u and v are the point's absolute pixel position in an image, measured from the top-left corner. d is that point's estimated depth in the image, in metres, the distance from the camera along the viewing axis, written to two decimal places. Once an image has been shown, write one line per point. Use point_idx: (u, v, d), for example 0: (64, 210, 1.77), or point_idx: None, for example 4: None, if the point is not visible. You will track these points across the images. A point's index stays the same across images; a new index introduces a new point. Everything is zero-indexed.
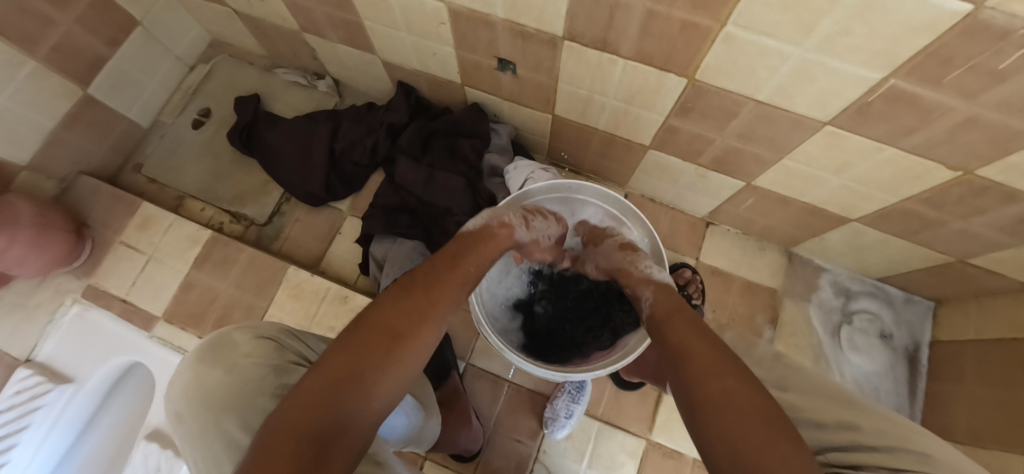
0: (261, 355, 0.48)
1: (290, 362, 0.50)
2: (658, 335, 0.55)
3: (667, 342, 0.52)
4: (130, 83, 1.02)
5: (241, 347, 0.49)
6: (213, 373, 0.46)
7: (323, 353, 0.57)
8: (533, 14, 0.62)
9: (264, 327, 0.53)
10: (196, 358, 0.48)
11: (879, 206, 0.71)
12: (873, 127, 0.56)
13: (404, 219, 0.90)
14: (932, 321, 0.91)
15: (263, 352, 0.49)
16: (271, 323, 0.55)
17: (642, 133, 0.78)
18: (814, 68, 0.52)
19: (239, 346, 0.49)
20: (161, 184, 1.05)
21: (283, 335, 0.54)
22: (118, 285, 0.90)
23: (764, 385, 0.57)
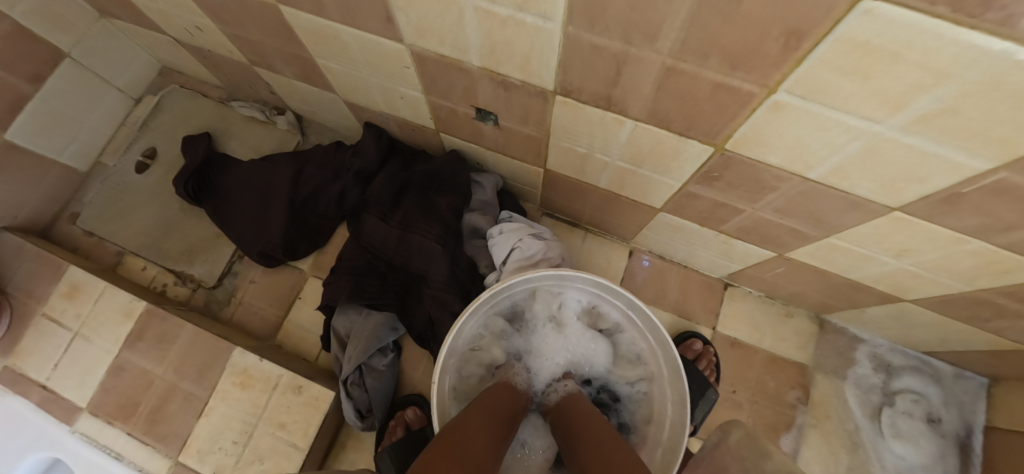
0: None
1: None
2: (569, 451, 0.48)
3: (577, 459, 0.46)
4: (61, 123, 0.89)
5: None
6: None
7: None
8: (517, 63, 0.48)
9: None
10: None
11: (945, 292, 0.57)
12: (961, 218, 0.43)
13: (373, 284, 0.76)
14: (986, 399, 0.77)
15: None
16: None
17: (652, 196, 0.64)
18: (892, 149, 0.38)
19: None
20: (99, 237, 0.92)
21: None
22: (39, 367, 0.77)
23: None
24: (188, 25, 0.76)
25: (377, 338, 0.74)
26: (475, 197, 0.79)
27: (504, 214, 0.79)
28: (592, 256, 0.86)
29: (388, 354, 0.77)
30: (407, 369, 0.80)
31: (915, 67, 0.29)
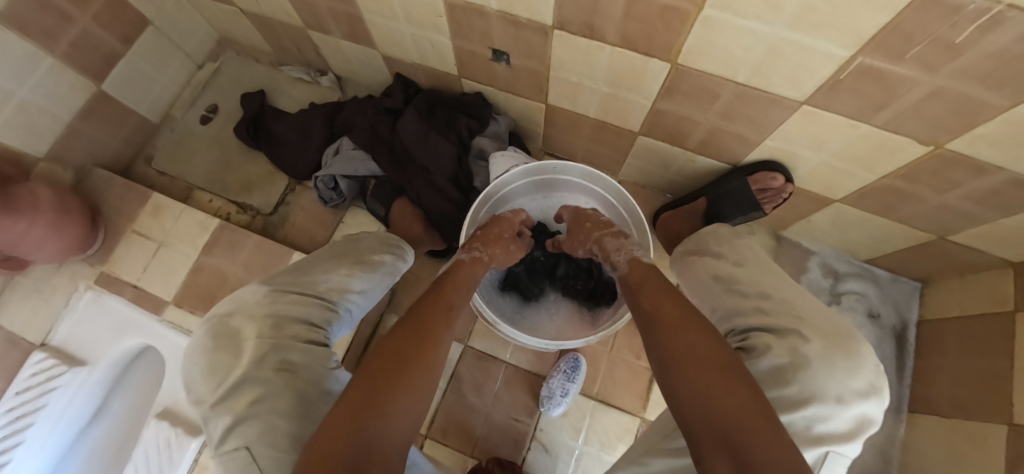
0: (259, 339, 0.58)
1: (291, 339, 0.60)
2: (635, 299, 0.61)
3: (642, 307, 0.59)
4: (141, 79, 1.06)
5: (244, 333, 0.59)
6: (225, 361, 0.57)
7: (316, 318, 0.65)
8: (525, 3, 0.65)
9: (259, 309, 0.63)
10: (211, 347, 0.60)
11: (860, 185, 0.74)
12: (848, 104, 0.60)
13: (388, 159, 0.96)
14: (918, 299, 0.94)
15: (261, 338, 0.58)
16: (266, 293, 0.65)
17: (630, 119, 0.81)
18: (786, 46, 0.55)
19: (241, 333, 0.60)
20: (170, 176, 1.09)
21: (267, 307, 0.63)
22: (130, 271, 0.94)
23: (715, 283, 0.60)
24: None
25: (366, 165, 0.97)
26: (490, 129, 0.95)
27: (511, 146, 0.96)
28: None
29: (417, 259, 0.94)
30: None
31: None
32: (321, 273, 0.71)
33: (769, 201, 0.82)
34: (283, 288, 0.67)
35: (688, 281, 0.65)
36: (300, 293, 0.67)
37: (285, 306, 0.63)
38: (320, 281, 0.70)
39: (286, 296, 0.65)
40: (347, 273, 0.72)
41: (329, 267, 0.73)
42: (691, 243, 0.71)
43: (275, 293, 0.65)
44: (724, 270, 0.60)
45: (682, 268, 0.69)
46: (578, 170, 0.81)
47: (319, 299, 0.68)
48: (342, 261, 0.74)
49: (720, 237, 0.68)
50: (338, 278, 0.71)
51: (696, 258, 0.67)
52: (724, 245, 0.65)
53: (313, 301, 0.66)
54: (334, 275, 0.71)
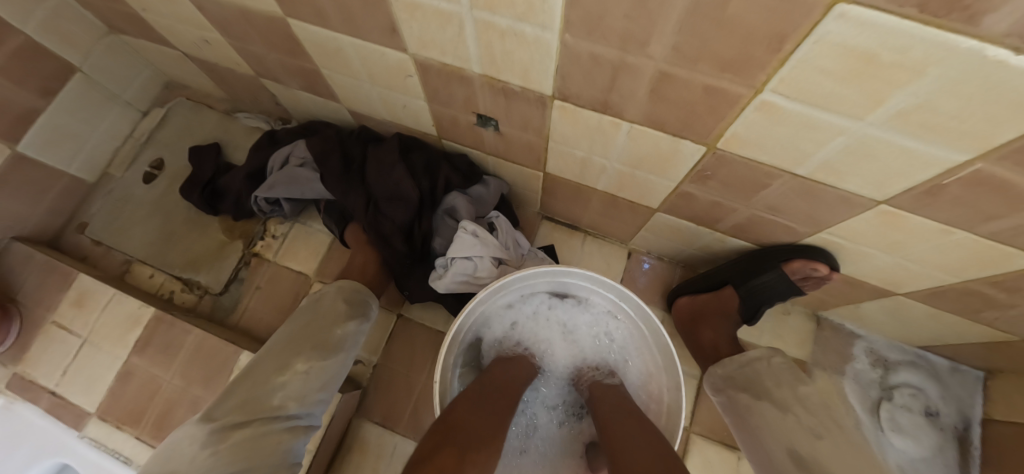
0: None
1: None
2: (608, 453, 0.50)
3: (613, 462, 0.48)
4: (70, 135, 0.91)
5: None
6: None
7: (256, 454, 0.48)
8: (516, 71, 0.50)
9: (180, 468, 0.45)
10: None
11: (937, 285, 0.59)
12: (944, 210, 0.45)
13: (339, 190, 0.77)
14: (982, 393, 0.79)
15: None
16: (193, 432, 0.48)
17: (648, 197, 0.66)
18: (877, 145, 0.40)
19: None
20: (106, 246, 0.93)
21: (205, 461, 0.46)
22: (48, 374, 0.78)
23: (787, 462, 0.51)
24: (196, 39, 0.78)
25: (310, 190, 0.81)
26: (474, 191, 0.77)
27: (492, 215, 0.78)
28: (592, 258, 0.87)
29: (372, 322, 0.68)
30: (411, 373, 0.81)
31: (889, 66, 0.32)
32: (274, 377, 0.54)
33: (811, 288, 0.66)
34: (224, 421, 0.49)
35: (752, 442, 0.57)
36: (247, 423, 0.50)
37: (229, 454, 0.47)
38: (270, 394, 0.53)
39: (229, 436, 0.48)
40: (304, 372, 0.56)
41: (280, 365, 0.56)
42: (735, 374, 0.65)
43: (214, 435, 0.48)
44: (808, 452, 0.51)
45: (737, 415, 0.61)
46: (583, 276, 0.64)
47: (272, 420, 0.51)
48: (297, 352, 0.57)
49: (781, 381, 0.60)
50: (293, 383, 0.55)
51: (755, 405, 0.59)
52: (788, 392, 0.58)
53: (265, 430, 0.50)
54: (287, 379, 0.54)
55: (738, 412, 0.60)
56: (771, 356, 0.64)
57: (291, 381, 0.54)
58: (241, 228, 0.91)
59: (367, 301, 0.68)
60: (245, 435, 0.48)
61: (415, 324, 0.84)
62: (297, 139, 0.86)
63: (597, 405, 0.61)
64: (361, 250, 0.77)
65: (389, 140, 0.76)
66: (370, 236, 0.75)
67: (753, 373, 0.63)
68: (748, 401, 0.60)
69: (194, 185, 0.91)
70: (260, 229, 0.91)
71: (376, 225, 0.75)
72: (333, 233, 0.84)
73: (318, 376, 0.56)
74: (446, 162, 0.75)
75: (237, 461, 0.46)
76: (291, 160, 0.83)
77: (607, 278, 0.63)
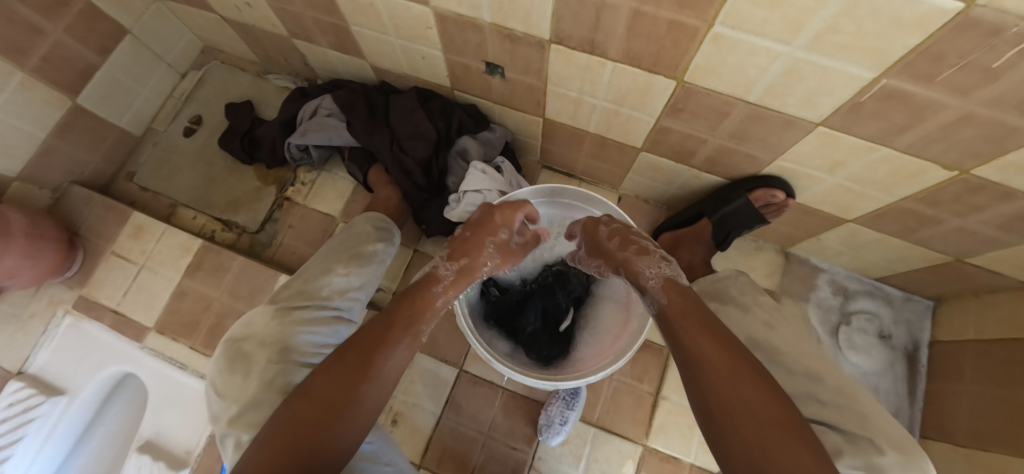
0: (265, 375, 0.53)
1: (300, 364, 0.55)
2: (669, 334, 0.57)
3: (680, 344, 0.54)
4: (122, 91, 1.02)
5: (251, 361, 0.55)
6: (235, 382, 0.54)
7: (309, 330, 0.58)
8: (521, 17, 0.61)
9: (256, 335, 0.57)
10: (222, 372, 0.55)
11: (876, 206, 0.70)
12: (867, 126, 0.55)
13: (364, 130, 0.88)
14: (931, 318, 0.91)
15: (264, 375, 0.53)
16: (259, 310, 0.60)
17: (633, 135, 0.76)
18: (806, 67, 0.51)
19: (249, 360, 0.55)
20: (152, 192, 1.04)
21: (272, 329, 0.57)
22: (110, 295, 0.89)
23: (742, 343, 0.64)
24: (237, 2, 0.89)
25: (338, 135, 0.91)
26: (483, 136, 0.88)
27: (499, 158, 0.88)
28: None
29: (395, 244, 0.77)
30: None
31: None
32: (320, 277, 0.65)
33: (774, 216, 0.77)
34: (283, 304, 0.60)
35: None
36: (301, 307, 0.60)
37: (290, 326, 0.58)
38: (319, 288, 0.63)
39: (290, 314, 0.59)
40: (345, 273, 0.66)
41: (325, 268, 0.66)
42: (706, 287, 0.74)
43: (276, 313, 0.59)
44: (762, 337, 0.63)
45: None
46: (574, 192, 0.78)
47: (322, 307, 0.62)
48: (339, 259, 0.68)
49: (745, 290, 0.71)
50: (337, 281, 0.65)
51: (723, 310, 0.70)
52: (749, 298, 0.69)
53: (317, 312, 0.61)
54: (332, 278, 0.65)
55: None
56: (738, 275, 0.74)
57: (334, 280, 0.65)
58: (274, 176, 1.02)
59: (388, 223, 0.78)
60: (301, 314, 0.59)
61: (429, 257, 0.95)
62: (323, 93, 0.97)
63: (676, 319, 0.56)
64: (384, 185, 0.89)
65: (410, 89, 0.88)
66: (393, 175, 0.88)
67: (722, 285, 0.73)
68: (716, 307, 0.71)
69: (233, 136, 1.02)
70: (291, 176, 1.01)
71: (399, 161, 0.86)
72: (357, 178, 0.95)
73: (356, 278, 0.67)
74: (459, 107, 0.86)
75: (295, 332, 0.57)
76: (320, 111, 0.93)
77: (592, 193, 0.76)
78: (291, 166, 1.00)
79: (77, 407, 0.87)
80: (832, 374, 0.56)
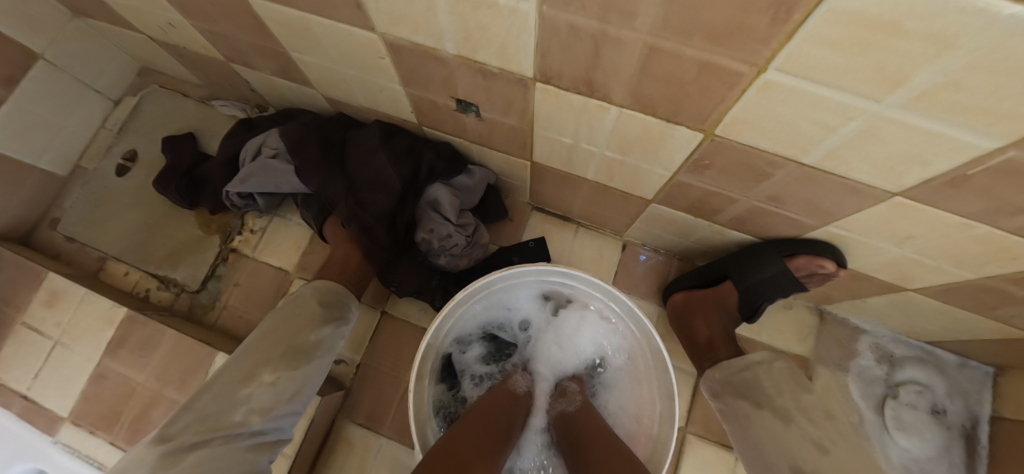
0: None
1: None
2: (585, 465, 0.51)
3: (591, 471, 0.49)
4: (40, 126, 0.86)
5: None
6: None
7: None
8: (493, 50, 0.45)
9: None
10: None
11: (949, 280, 0.55)
12: (965, 202, 0.40)
13: (313, 176, 0.71)
14: (991, 390, 0.76)
15: None
16: (143, 450, 0.45)
17: (641, 186, 0.61)
18: (894, 128, 0.36)
19: None
20: (80, 243, 0.89)
21: None
22: (20, 376, 0.75)
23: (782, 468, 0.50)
24: (160, 22, 0.73)
25: (287, 182, 0.76)
26: (460, 181, 0.73)
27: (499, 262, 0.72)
28: (585, 251, 0.83)
29: (348, 325, 0.64)
30: (396, 371, 0.78)
31: (917, 36, 0.27)
32: (236, 390, 0.50)
33: (816, 284, 0.62)
34: (178, 442, 0.45)
35: (751, 452, 0.54)
36: (203, 443, 0.45)
37: None
38: (232, 409, 0.49)
39: (185, 457, 0.44)
40: (271, 383, 0.52)
41: (245, 376, 0.52)
42: (732, 377, 0.61)
43: (166, 457, 0.44)
44: (812, 467, 0.49)
45: (737, 425, 0.57)
46: (577, 276, 0.61)
47: (232, 438, 0.47)
48: (264, 361, 0.53)
49: (781, 385, 0.57)
50: (259, 394, 0.51)
51: (755, 414, 0.55)
52: (789, 399, 0.55)
53: (226, 447, 0.46)
54: (252, 392, 0.50)
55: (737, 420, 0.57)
56: (772, 360, 0.60)
57: (254, 394, 0.50)
58: (219, 223, 0.88)
59: (335, 290, 0.65)
60: (203, 455, 0.44)
61: (398, 320, 0.80)
62: (272, 127, 0.81)
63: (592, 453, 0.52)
64: (342, 243, 0.74)
65: (370, 125, 0.72)
66: (353, 231, 0.71)
67: (752, 376, 0.60)
68: (746, 408, 0.57)
69: (170, 178, 0.86)
70: (237, 223, 0.87)
71: (356, 215, 0.71)
72: (312, 227, 0.80)
73: (286, 387, 0.53)
74: (429, 148, 0.71)
75: None
76: (264, 151, 0.77)
77: (596, 277, 0.60)
78: (236, 212, 0.86)
79: None
80: None
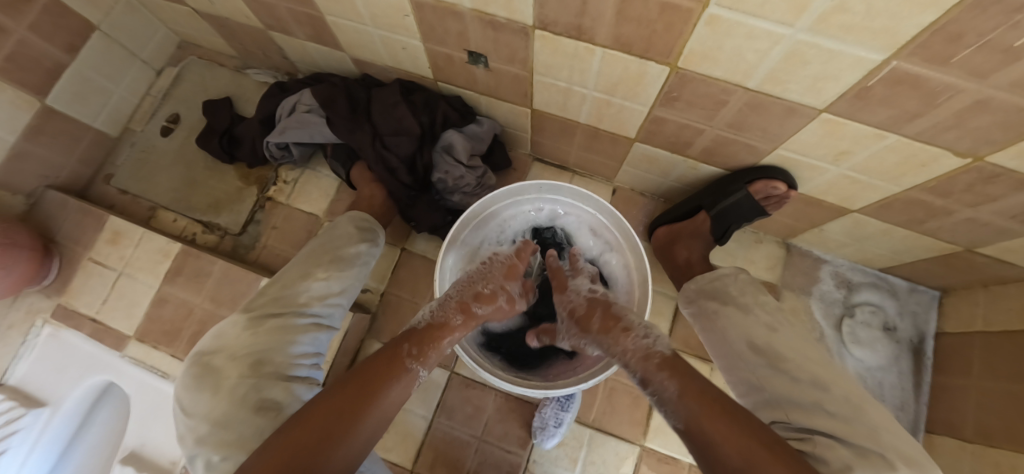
0: (235, 393, 0.49)
1: (275, 378, 0.51)
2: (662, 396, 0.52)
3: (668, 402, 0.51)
4: (94, 90, 0.97)
5: (223, 373, 0.51)
6: (203, 399, 0.49)
7: (281, 341, 0.54)
8: (502, 1, 0.56)
9: (227, 348, 0.53)
10: (188, 386, 0.51)
11: (882, 196, 0.66)
12: (875, 113, 0.51)
13: (344, 126, 0.83)
14: (937, 311, 0.87)
15: (234, 398, 0.49)
16: (232, 317, 0.57)
17: (626, 125, 0.72)
18: (810, 50, 0.47)
19: (220, 372, 0.51)
20: (131, 195, 1.01)
21: (245, 340, 0.54)
22: (90, 303, 0.86)
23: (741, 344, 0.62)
24: None
25: (320, 133, 0.87)
26: (471, 129, 0.84)
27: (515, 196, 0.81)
28: None
29: (379, 245, 0.75)
30: (414, 298, 0.89)
31: None
32: (298, 281, 0.61)
33: (774, 208, 0.73)
34: (259, 313, 0.57)
35: (717, 338, 0.66)
36: (278, 314, 0.57)
37: (264, 335, 0.54)
38: (297, 293, 0.60)
39: (265, 322, 0.56)
40: (325, 278, 0.63)
41: (304, 272, 0.63)
42: (705, 287, 0.73)
43: (252, 321, 0.56)
44: (763, 341, 0.60)
45: (706, 321, 0.69)
46: (567, 190, 0.75)
47: (300, 314, 0.58)
48: (318, 264, 0.64)
49: (744, 289, 0.69)
50: (316, 286, 0.62)
51: (722, 310, 0.68)
52: (750, 297, 0.67)
53: (295, 319, 0.57)
54: (312, 283, 0.62)
55: (707, 316, 0.69)
56: (737, 272, 0.72)
57: (313, 285, 0.62)
58: (256, 174, 0.99)
59: (365, 217, 0.75)
60: (278, 321, 0.56)
61: (417, 255, 0.91)
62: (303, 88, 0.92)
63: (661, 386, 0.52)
64: (369, 185, 0.85)
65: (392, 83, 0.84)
66: (377, 172, 0.82)
67: (721, 283, 0.71)
68: (715, 307, 0.69)
69: (210, 135, 0.99)
70: (273, 175, 0.98)
71: (382, 158, 0.82)
72: (340, 174, 0.91)
73: (336, 283, 0.64)
74: (443, 100, 0.82)
75: (269, 342, 0.54)
76: (299, 107, 0.88)
77: (583, 189, 0.73)
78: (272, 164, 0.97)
79: (60, 418, 0.85)
80: (836, 380, 0.54)
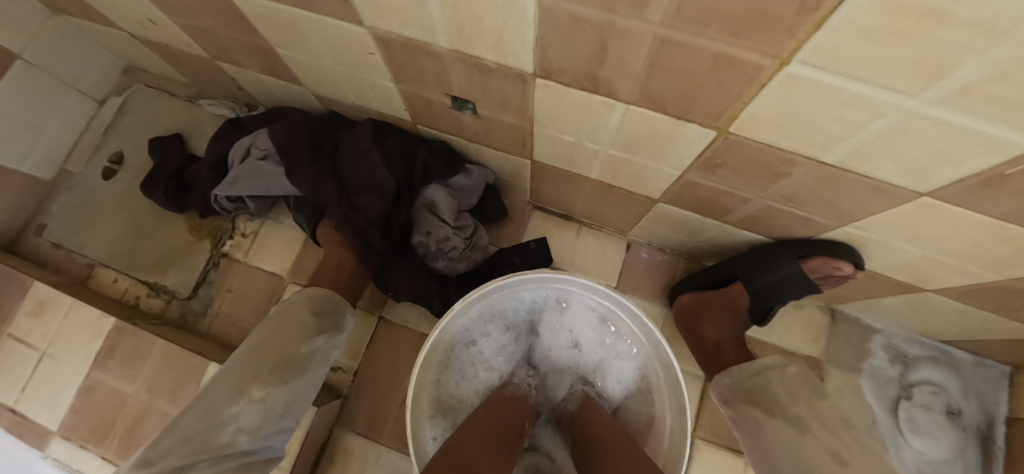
0: None
1: None
2: None
3: None
4: (24, 126, 0.82)
5: None
6: None
7: None
8: (489, 43, 0.42)
9: None
10: None
11: (973, 282, 0.52)
12: (1000, 203, 0.37)
13: (304, 180, 0.69)
14: (1007, 389, 0.73)
15: None
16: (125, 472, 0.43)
17: (648, 185, 0.58)
18: (928, 126, 0.32)
19: None
20: (68, 249, 0.87)
21: None
22: (7, 389, 0.73)
23: None
24: (140, 18, 0.70)
25: (278, 184, 0.74)
26: (457, 181, 0.71)
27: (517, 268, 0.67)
28: (588, 251, 0.80)
29: (341, 333, 0.61)
30: (395, 376, 0.75)
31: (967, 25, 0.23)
32: (223, 408, 0.48)
33: (830, 286, 0.61)
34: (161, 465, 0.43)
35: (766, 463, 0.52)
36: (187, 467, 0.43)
37: None
38: (219, 428, 0.47)
39: None
40: (260, 401, 0.49)
41: (233, 392, 0.49)
42: (743, 383, 0.59)
43: None
44: None
45: (749, 433, 0.55)
46: (575, 282, 0.59)
47: (219, 460, 0.45)
48: (253, 378, 0.51)
49: (796, 393, 0.55)
50: (248, 412, 0.48)
51: (769, 423, 0.53)
52: (804, 406, 0.53)
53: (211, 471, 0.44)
54: (240, 410, 0.48)
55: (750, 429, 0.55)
56: (785, 365, 0.58)
57: (243, 413, 0.48)
58: (209, 226, 0.85)
59: (326, 298, 0.62)
60: None
61: (397, 325, 0.78)
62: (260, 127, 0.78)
63: None
64: (336, 247, 0.71)
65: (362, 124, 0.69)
66: (345, 234, 0.69)
67: (763, 381, 0.58)
68: (759, 416, 0.55)
69: (156, 181, 0.84)
70: (229, 227, 0.84)
71: (348, 219, 0.67)
72: (306, 230, 0.77)
73: (276, 404, 0.50)
74: (424, 147, 0.68)
75: None
76: (253, 152, 0.74)
77: (598, 283, 0.57)
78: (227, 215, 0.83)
79: None
80: None
